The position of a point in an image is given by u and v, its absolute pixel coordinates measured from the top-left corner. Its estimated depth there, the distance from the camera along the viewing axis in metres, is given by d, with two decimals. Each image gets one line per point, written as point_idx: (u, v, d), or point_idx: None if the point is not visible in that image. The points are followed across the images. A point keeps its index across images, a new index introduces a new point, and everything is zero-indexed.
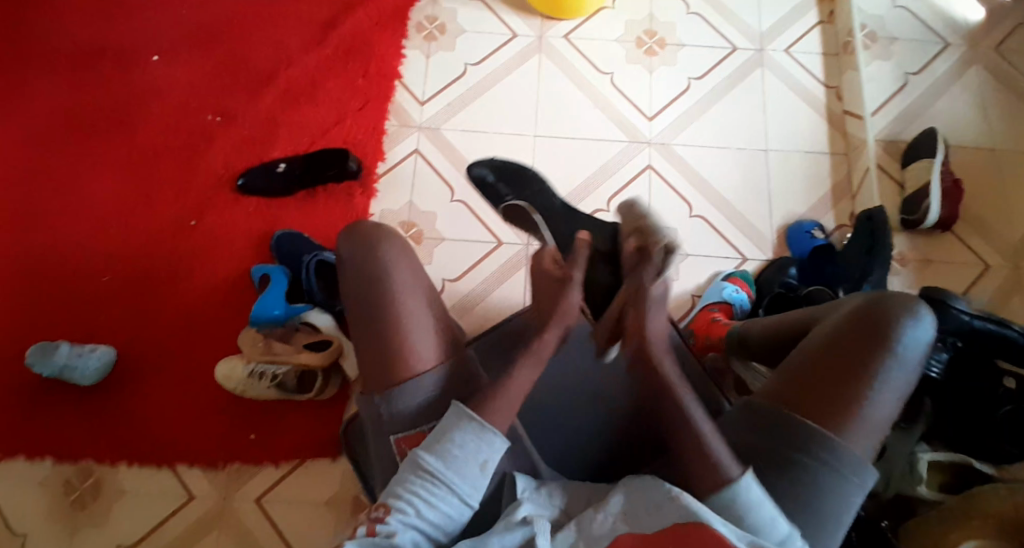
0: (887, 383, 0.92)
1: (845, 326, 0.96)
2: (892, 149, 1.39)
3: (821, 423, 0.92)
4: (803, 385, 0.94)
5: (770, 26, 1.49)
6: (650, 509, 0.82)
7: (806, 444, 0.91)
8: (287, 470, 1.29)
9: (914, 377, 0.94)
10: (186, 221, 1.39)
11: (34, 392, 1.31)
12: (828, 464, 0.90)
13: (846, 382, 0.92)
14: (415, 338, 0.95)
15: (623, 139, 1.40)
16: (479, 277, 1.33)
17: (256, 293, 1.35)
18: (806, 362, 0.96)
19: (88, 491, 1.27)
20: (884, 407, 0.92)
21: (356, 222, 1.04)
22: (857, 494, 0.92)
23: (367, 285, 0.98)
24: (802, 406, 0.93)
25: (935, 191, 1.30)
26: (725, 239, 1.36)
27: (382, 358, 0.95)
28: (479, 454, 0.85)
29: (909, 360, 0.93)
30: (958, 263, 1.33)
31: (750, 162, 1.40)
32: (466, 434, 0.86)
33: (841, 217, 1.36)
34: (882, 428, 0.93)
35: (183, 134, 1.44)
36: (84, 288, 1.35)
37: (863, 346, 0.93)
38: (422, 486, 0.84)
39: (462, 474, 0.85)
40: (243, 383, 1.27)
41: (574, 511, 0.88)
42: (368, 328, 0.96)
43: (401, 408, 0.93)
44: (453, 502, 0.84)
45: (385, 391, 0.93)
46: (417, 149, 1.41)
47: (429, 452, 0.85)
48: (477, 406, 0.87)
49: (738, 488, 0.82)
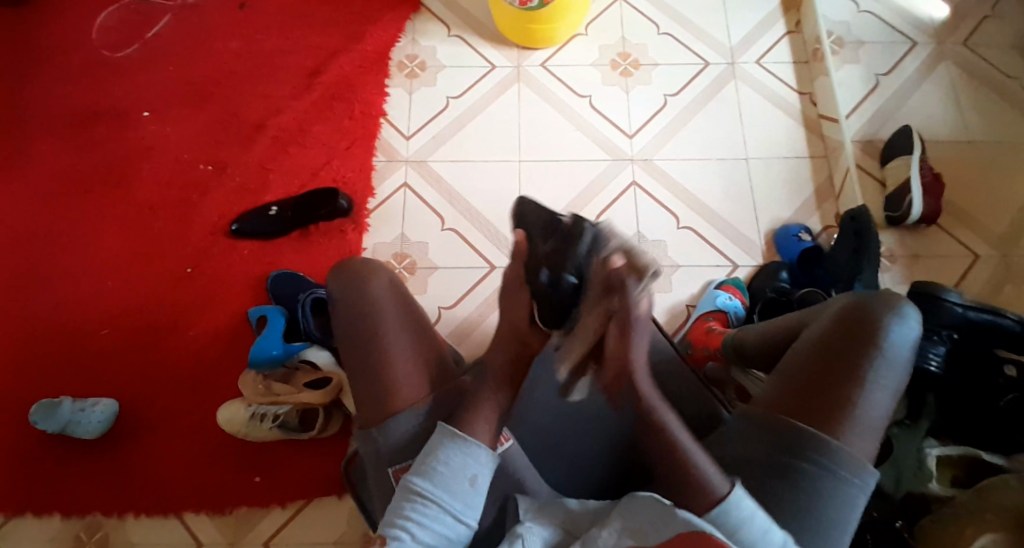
0: (879, 384, 0.94)
1: (831, 330, 0.98)
2: (870, 149, 1.42)
3: (817, 425, 0.93)
4: (797, 390, 0.96)
5: (740, 40, 1.53)
6: (655, 520, 0.81)
7: (802, 448, 0.92)
8: (294, 511, 1.29)
9: (904, 376, 0.95)
10: (184, 268, 1.41)
11: (38, 449, 1.31)
12: (826, 468, 0.91)
13: (838, 384, 0.94)
14: (407, 370, 0.97)
15: (606, 158, 1.43)
16: (475, 303, 1.35)
17: (254, 334, 1.36)
18: (799, 366, 0.97)
19: (97, 544, 1.26)
20: (878, 408, 0.93)
21: (344, 260, 1.06)
22: (859, 496, 0.92)
23: (356, 319, 1.00)
24: (797, 409, 0.94)
25: (917, 187, 1.32)
26: (714, 247, 1.37)
27: (374, 391, 0.96)
28: (466, 469, 0.86)
29: (897, 360, 0.95)
30: (949, 255, 1.34)
31: (732, 171, 1.42)
32: (450, 450, 0.87)
33: (826, 218, 1.39)
34: (878, 429, 0.93)
35: (176, 186, 1.47)
36: (84, 342, 1.37)
37: (853, 348, 0.95)
38: (414, 509, 0.84)
39: (451, 490, 0.85)
40: (244, 426, 1.28)
41: (579, 531, 0.87)
42: (358, 362, 0.98)
43: (397, 439, 0.94)
44: (446, 520, 0.84)
45: (380, 423, 0.95)
46: (406, 183, 1.44)
47: (417, 476, 0.86)
48: (467, 433, 0.88)
49: (728, 504, 0.81)
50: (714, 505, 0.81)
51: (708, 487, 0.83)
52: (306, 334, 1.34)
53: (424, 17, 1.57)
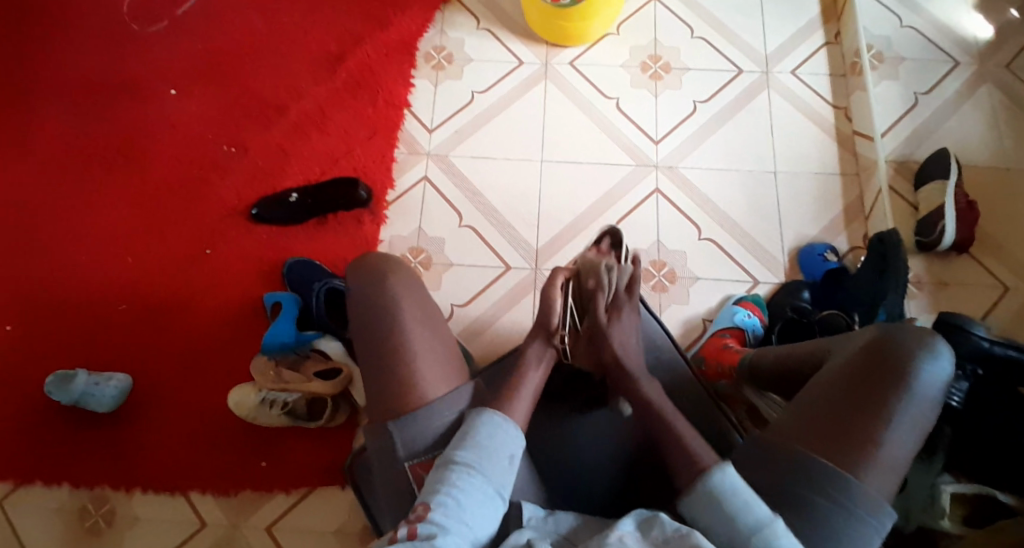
0: (902, 422, 0.91)
1: (857, 361, 0.96)
2: (904, 170, 1.37)
3: (834, 459, 0.91)
4: (816, 422, 0.94)
5: (777, 48, 1.48)
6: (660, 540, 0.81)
7: (817, 483, 0.90)
8: (298, 497, 1.32)
9: (929, 415, 0.93)
10: (203, 248, 1.42)
11: (51, 419, 1.34)
12: (842, 506, 0.89)
13: (860, 419, 0.92)
14: (424, 370, 0.97)
15: (630, 163, 1.40)
16: (489, 301, 1.34)
17: (268, 321, 1.37)
18: (820, 397, 0.95)
19: (103, 517, 1.30)
20: (900, 447, 0.91)
21: (362, 258, 1.07)
22: (873, 536, 0.89)
23: (376, 319, 1.00)
24: (815, 441, 0.93)
25: (951, 214, 1.28)
26: (736, 261, 1.35)
27: (392, 388, 0.97)
28: (505, 445, 0.92)
29: (923, 398, 0.92)
30: (977, 285, 1.31)
31: (758, 185, 1.39)
32: (490, 426, 0.92)
33: (853, 238, 1.35)
34: (898, 468, 0.91)
35: (198, 165, 1.47)
36: (102, 317, 1.39)
37: (879, 384, 0.93)
38: (458, 479, 0.87)
39: (493, 463, 0.90)
40: (254, 410, 1.30)
41: (577, 537, 0.88)
42: (376, 360, 0.99)
43: (415, 433, 0.95)
44: (489, 492, 0.88)
45: (399, 418, 0.95)
46: (427, 176, 1.42)
47: (458, 448, 0.90)
48: (505, 411, 0.95)
49: (711, 478, 0.86)
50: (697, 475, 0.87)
51: (695, 459, 0.89)
52: (318, 323, 1.35)
53: (454, 7, 1.55)
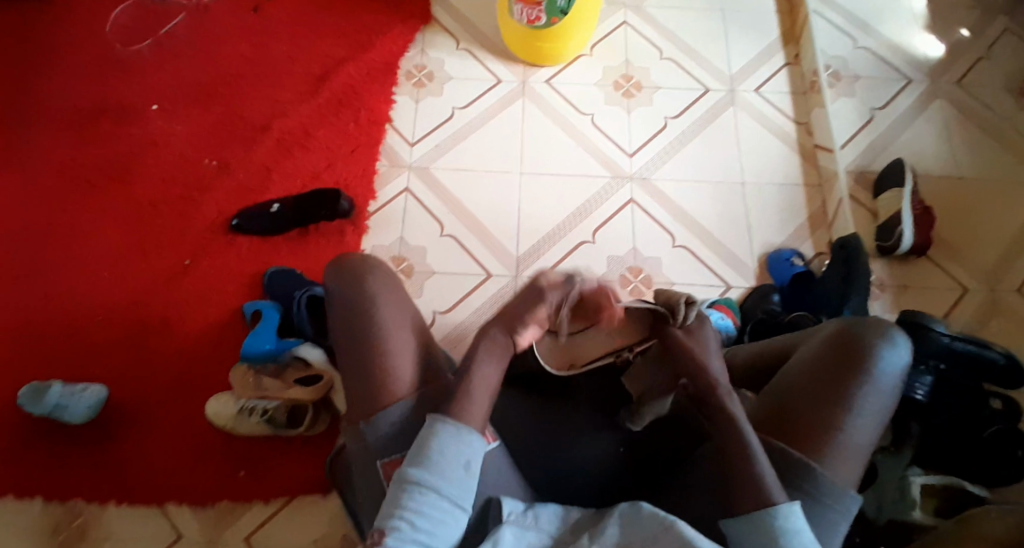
0: (864, 410, 0.95)
1: (821, 353, 0.99)
2: (862, 180, 1.45)
3: (801, 449, 0.94)
4: (782, 414, 0.98)
5: (740, 69, 1.57)
6: (647, 538, 0.83)
7: (785, 473, 0.93)
8: (277, 507, 1.31)
9: (889, 402, 0.97)
10: (183, 260, 1.43)
11: (24, 432, 1.32)
12: (809, 495, 0.92)
13: (825, 409, 0.95)
14: (400, 361, 1.00)
15: (605, 175, 1.46)
16: (471, 308, 1.36)
17: (248, 330, 1.38)
18: (786, 390, 0.99)
19: (75, 532, 1.27)
20: (862, 435, 0.95)
21: (341, 260, 1.10)
22: (841, 521, 0.93)
23: (356, 313, 1.03)
24: (782, 432, 0.96)
25: (908, 219, 1.35)
26: (708, 267, 1.39)
27: (369, 378, 0.98)
28: (460, 456, 0.88)
29: (884, 387, 0.96)
30: (936, 287, 1.37)
31: (727, 195, 1.45)
32: (444, 439, 0.88)
33: (819, 244, 1.41)
34: (862, 455, 0.95)
35: (180, 180, 1.49)
36: (78, 329, 1.38)
37: (841, 374, 0.97)
38: (412, 499, 0.85)
39: (449, 479, 0.86)
40: (231, 420, 1.31)
41: (563, 540, 0.88)
42: (354, 352, 1.00)
43: (386, 430, 0.96)
44: (446, 508, 0.85)
45: (371, 415, 0.97)
46: (408, 188, 1.46)
47: (411, 466, 0.87)
48: (457, 419, 0.90)
49: (780, 513, 0.83)
50: (766, 506, 0.84)
51: (767, 490, 0.85)
52: (299, 330, 1.36)
53: (434, 30, 1.61)
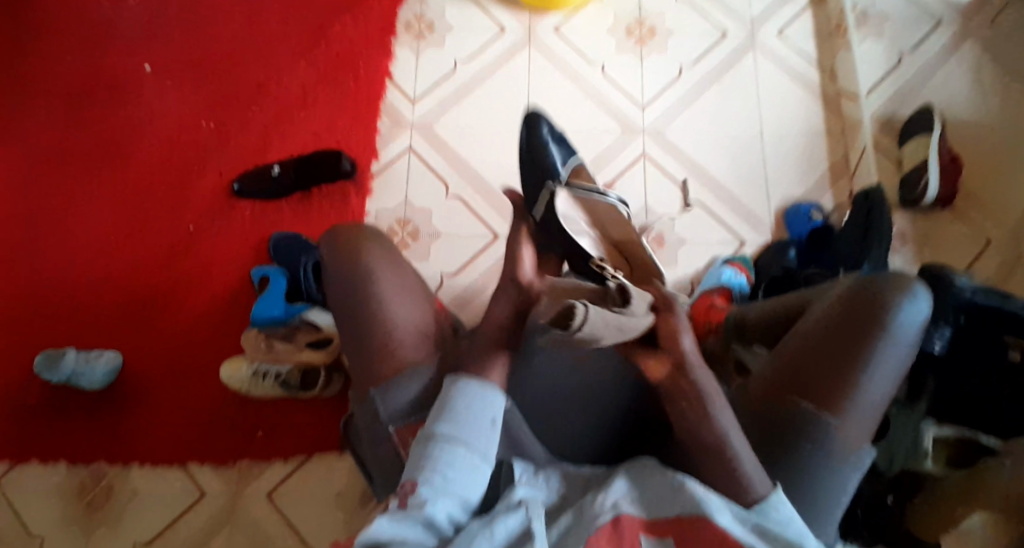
0: (882, 365, 0.94)
1: (839, 310, 0.97)
2: (888, 128, 1.39)
3: (816, 403, 0.93)
4: (798, 370, 0.96)
5: (761, 11, 1.48)
6: (659, 497, 0.83)
7: (800, 427, 0.92)
8: (295, 465, 1.34)
9: (906, 358, 0.96)
10: (186, 226, 1.43)
11: (47, 397, 1.38)
12: (822, 448, 0.91)
13: (842, 364, 0.94)
14: (404, 327, 1.01)
15: (617, 129, 1.40)
16: (478, 271, 1.34)
17: (257, 295, 1.39)
18: (802, 345, 0.97)
19: (102, 492, 1.32)
20: (878, 390, 0.94)
21: (338, 236, 1.11)
22: (854, 474, 0.93)
23: (352, 281, 1.05)
24: (797, 388, 0.95)
25: (935, 167, 1.29)
26: (723, 223, 1.35)
27: (373, 349, 1.00)
28: (485, 413, 0.91)
29: (903, 342, 0.95)
30: (959, 241, 1.32)
31: (745, 147, 1.39)
32: (468, 397, 0.91)
33: (840, 197, 1.35)
34: (877, 410, 0.94)
35: (179, 143, 1.48)
36: (90, 296, 1.40)
37: (859, 331, 0.95)
38: (441, 452, 0.86)
39: (474, 434, 0.89)
40: (246, 384, 1.32)
41: (572, 497, 0.88)
42: (355, 321, 1.02)
43: (398, 400, 0.97)
44: (473, 461, 0.87)
45: (380, 384, 0.98)
46: (411, 148, 1.42)
47: (437, 424, 0.89)
48: (481, 377, 0.93)
49: (766, 506, 0.82)
50: (752, 504, 0.82)
51: (749, 487, 0.83)
52: (308, 296, 1.36)
53: None
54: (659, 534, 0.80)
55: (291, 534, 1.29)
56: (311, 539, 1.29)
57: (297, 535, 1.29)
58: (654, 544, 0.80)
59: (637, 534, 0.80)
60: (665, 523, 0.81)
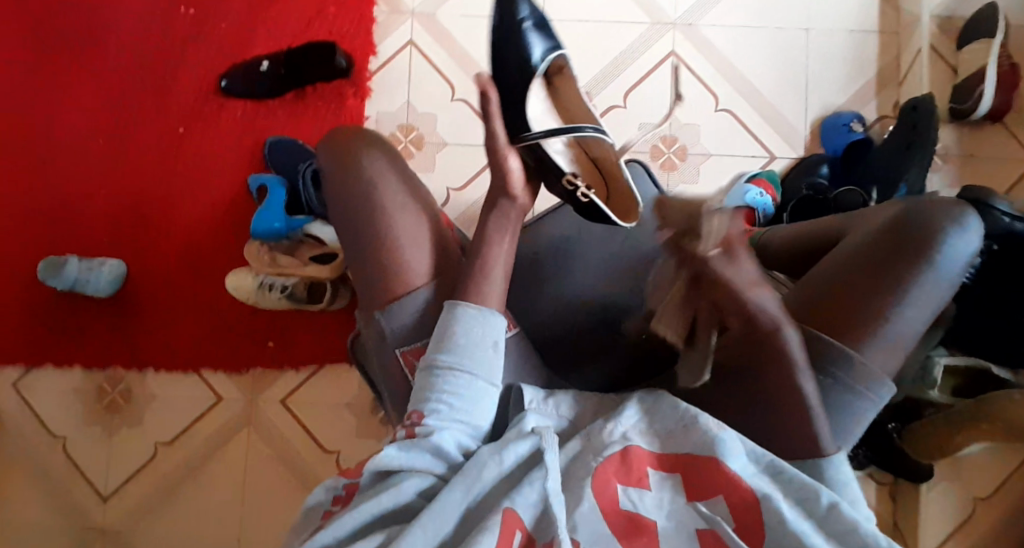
0: (919, 298, 0.84)
1: (879, 237, 0.87)
2: (947, 29, 1.24)
3: (839, 336, 0.84)
4: (824, 299, 0.86)
5: None
6: (668, 431, 0.79)
7: (818, 362, 0.84)
8: (309, 374, 1.35)
9: (947, 290, 0.85)
10: (175, 126, 1.35)
11: (51, 302, 1.35)
12: (839, 382, 0.84)
13: (873, 295, 0.84)
14: (408, 252, 0.92)
15: (646, 21, 1.28)
16: (486, 186, 1.29)
17: (256, 205, 1.33)
18: (831, 272, 0.87)
19: (120, 396, 1.34)
20: (909, 324, 0.84)
21: (338, 129, 1.00)
22: (870, 409, 0.86)
23: (352, 197, 0.94)
24: (820, 320, 0.86)
25: (992, 77, 1.16)
26: (754, 136, 1.26)
27: (374, 277, 0.92)
28: (487, 335, 0.83)
29: (946, 274, 0.84)
30: (1007, 158, 1.22)
31: (787, 43, 1.27)
32: (467, 320, 0.82)
33: (885, 107, 1.25)
34: (906, 344, 0.85)
35: (158, 27, 1.37)
36: (83, 199, 1.35)
37: (899, 260, 0.85)
38: (445, 381, 0.80)
39: (478, 359, 0.81)
40: (253, 295, 1.28)
41: (582, 424, 0.84)
42: (355, 242, 0.93)
43: (401, 325, 0.90)
44: (480, 386, 0.81)
45: (383, 307, 0.91)
46: (412, 41, 1.33)
47: (437, 351, 0.82)
48: (478, 301, 0.84)
49: (829, 462, 0.78)
50: (818, 456, 0.78)
51: (817, 440, 0.78)
52: (308, 207, 1.29)
53: None
54: (668, 469, 0.76)
55: (308, 440, 1.33)
56: (327, 444, 1.33)
57: (314, 441, 1.33)
58: (661, 481, 0.75)
59: (645, 467, 0.76)
60: (675, 457, 0.77)
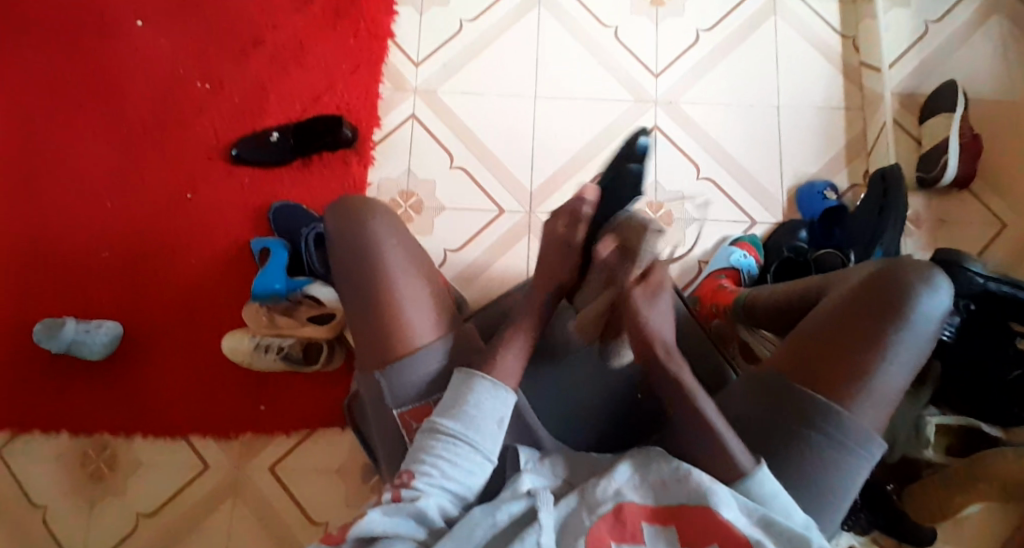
0: (899, 353, 0.86)
1: (855, 295, 0.89)
2: (910, 103, 1.36)
3: (826, 392, 0.86)
4: (810, 356, 0.88)
5: None
6: (659, 484, 0.78)
7: (809, 416, 0.86)
8: (298, 439, 1.33)
9: (924, 347, 0.88)
10: (183, 193, 1.41)
11: (45, 365, 1.35)
12: (831, 439, 0.85)
13: (855, 350, 0.86)
14: (412, 312, 0.92)
15: (629, 99, 1.40)
16: (481, 248, 1.34)
17: (257, 266, 1.36)
18: (814, 330, 0.89)
19: (105, 462, 1.31)
20: (893, 379, 0.86)
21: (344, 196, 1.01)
22: (863, 467, 0.86)
23: (358, 256, 0.95)
24: (807, 377, 0.87)
25: (954, 147, 1.26)
26: (735, 201, 1.34)
27: (380, 337, 0.91)
28: (495, 412, 0.83)
29: (920, 331, 0.87)
30: (975, 222, 1.30)
31: (760, 118, 1.37)
32: (479, 394, 0.83)
33: (854, 175, 1.34)
34: (891, 400, 0.87)
35: (173, 103, 1.45)
36: (85, 263, 1.38)
37: (875, 317, 0.87)
38: (444, 448, 0.80)
39: (482, 432, 0.82)
40: (249, 356, 1.29)
41: (576, 481, 0.82)
42: (361, 302, 0.93)
43: (404, 384, 0.90)
44: (476, 459, 0.81)
45: (387, 366, 0.90)
46: (414, 114, 1.42)
47: (443, 417, 0.82)
48: (494, 375, 0.85)
49: (753, 481, 0.78)
50: (739, 478, 0.78)
51: (732, 459, 0.79)
52: (309, 268, 1.33)
53: None
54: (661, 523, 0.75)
55: (294, 508, 1.29)
56: (313, 514, 1.29)
57: (300, 510, 1.29)
58: (656, 536, 0.75)
59: (638, 522, 0.75)
60: (668, 512, 0.76)
